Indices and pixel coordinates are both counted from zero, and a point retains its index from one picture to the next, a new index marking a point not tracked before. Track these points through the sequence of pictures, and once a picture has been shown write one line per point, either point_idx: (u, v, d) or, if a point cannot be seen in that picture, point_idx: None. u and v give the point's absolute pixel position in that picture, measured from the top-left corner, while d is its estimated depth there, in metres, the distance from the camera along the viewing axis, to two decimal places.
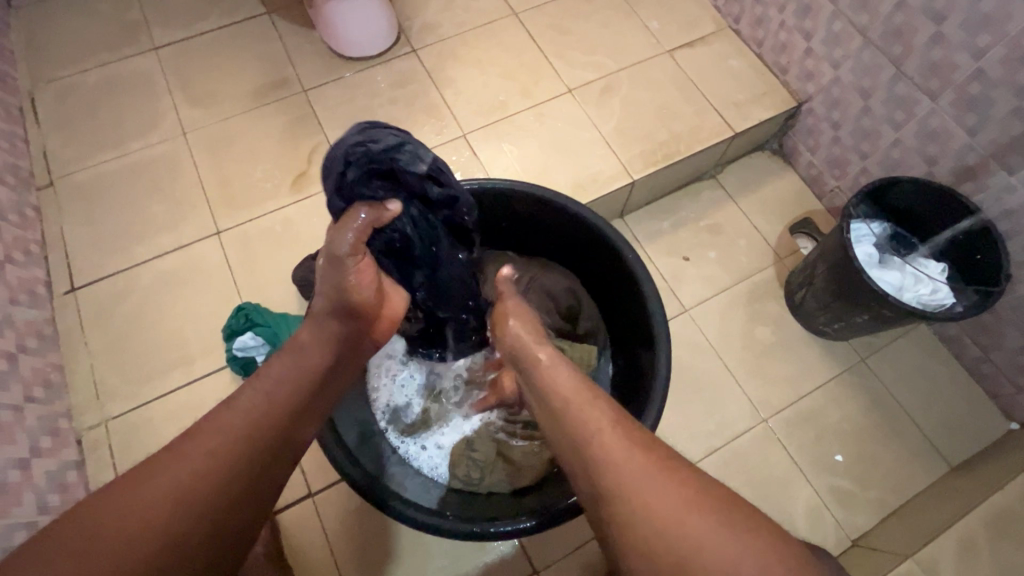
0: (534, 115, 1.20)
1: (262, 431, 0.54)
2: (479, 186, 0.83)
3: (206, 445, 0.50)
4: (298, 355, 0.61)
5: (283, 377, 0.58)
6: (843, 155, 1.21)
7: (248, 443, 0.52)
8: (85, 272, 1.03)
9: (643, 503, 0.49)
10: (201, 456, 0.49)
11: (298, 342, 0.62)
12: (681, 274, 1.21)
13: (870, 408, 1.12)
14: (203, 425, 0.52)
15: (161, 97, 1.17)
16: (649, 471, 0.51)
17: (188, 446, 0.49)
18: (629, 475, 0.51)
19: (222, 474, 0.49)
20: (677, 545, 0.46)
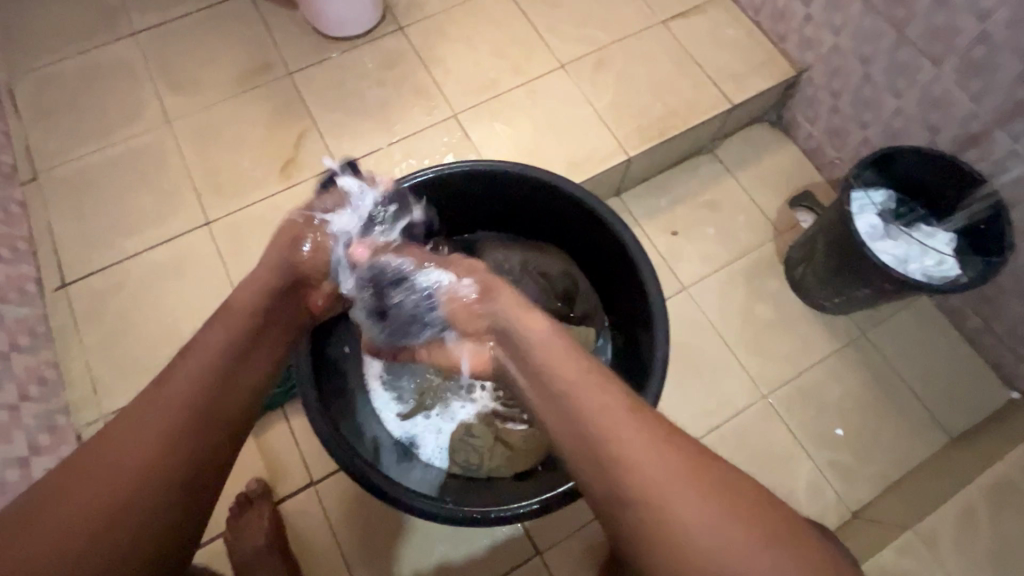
0: (526, 93, 1.17)
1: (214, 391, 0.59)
2: (471, 168, 0.82)
3: (162, 411, 0.56)
4: (230, 311, 0.63)
5: (218, 336, 0.62)
6: (843, 126, 1.18)
7: (181, 429, 0.56)
8: (74, 267, 1.01)
9: (676, 514, 0.51)
10: (160, 414, 0.56)
11: (229, 304, 0.64)
12: (680, 252, 1.20)
13: (870, 382, 1.11)
14: (123, 432, 0.54)
15: (143, 85, 1.14)
16: (676, 475, 0.52)
17: (151, 406, 0.56)
18: (659, 478, 0.52)
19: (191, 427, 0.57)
20: (707, 549, 0.49)
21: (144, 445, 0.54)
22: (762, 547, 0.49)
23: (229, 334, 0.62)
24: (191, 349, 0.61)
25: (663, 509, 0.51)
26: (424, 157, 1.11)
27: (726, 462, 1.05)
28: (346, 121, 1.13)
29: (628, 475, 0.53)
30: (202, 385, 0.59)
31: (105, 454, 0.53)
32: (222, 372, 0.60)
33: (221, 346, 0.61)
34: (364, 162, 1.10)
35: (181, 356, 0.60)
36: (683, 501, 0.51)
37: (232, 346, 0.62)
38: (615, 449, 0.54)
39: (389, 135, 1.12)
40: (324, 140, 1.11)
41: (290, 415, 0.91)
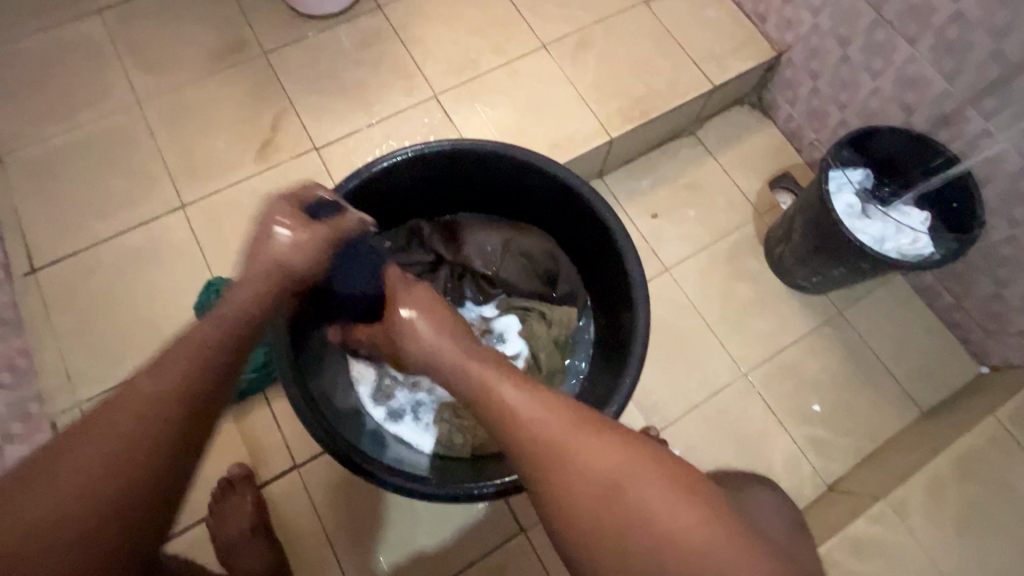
0: (508, 74, 1.15)
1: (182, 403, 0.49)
2: (449, 147, 0.79)
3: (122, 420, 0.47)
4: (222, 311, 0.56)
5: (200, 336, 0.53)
6: (822, 107, 1.19)
7: (136, 447, 0.46)
8: (43, 252, 0.98)
9: (574, 463, 0.49)
10: (121, 425, 0.47)
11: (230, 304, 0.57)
12: (661, 233, 1.20)
13: (846, 359, 1.14)
14: (76, 442, 0.46)
15: (111, 64, 1.10)
16: (571, 425, 0.51)
17: (112, 414, 0.47)
18: (555, 429, 0.51)
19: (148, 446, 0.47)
20: (608, 492, 0.47)
21: (86, 455, 0.45)
22: (668, 486, 0.47)
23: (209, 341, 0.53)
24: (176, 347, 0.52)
25: (558, 456, 0.49)
26: (404, 139, 1.10)
27: (708, 440, 1.07)
28: (324, 102, 1.10)
29: (524, 432, 0.51)
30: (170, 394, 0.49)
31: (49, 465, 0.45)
32: (195, 380, 0.51)
33: (199, 350, 0.52)
34: (343, 144, 1.09)
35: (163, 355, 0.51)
36: (581, 448, 0.49)
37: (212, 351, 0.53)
38: (507, 409, 0.53)
39: (368, 117, 1.10)
40: (302, 121, 1.09)
41: (272, 399, 0.91)
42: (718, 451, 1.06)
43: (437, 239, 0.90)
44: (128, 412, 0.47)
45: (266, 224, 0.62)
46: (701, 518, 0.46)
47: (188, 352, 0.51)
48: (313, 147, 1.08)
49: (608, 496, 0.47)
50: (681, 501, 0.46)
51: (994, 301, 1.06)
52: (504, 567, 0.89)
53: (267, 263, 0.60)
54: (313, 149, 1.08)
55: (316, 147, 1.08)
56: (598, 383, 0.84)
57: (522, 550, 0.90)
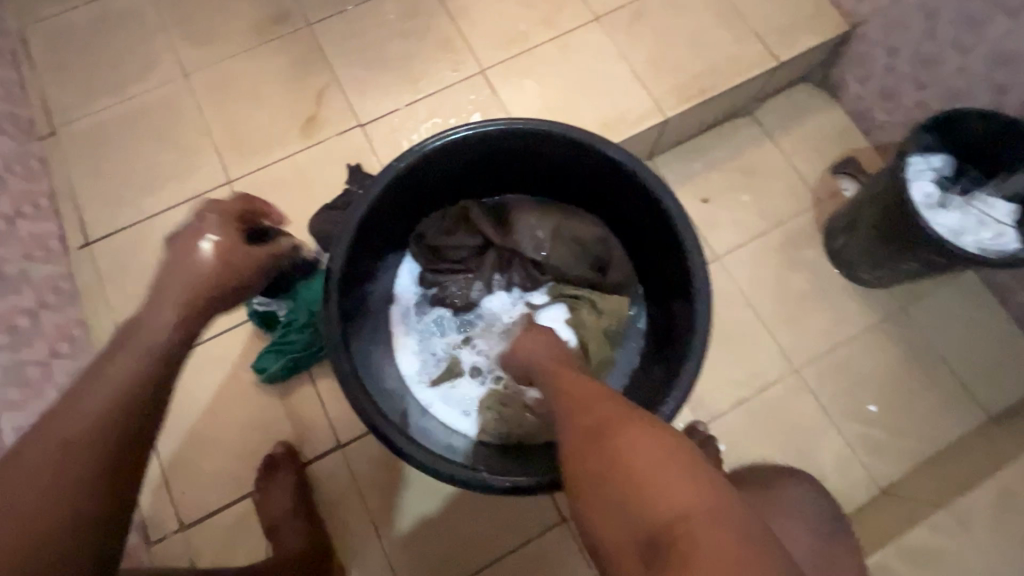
0: (558, 48, 1.10)
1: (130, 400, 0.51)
2: (506, 126, 0.76)
3: (65, 421, 0.49)
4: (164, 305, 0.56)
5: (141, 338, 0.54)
6: (897, 86, 1.10)
7: (88, 443, 0.49)
8: (96, 225, 0.99)
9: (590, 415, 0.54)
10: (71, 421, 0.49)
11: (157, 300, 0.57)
12: (713, 220, 1.15)
13: (907, 358, 1.08)
14: (31, 442, 0.48)
15: (158, 36, 1.09)
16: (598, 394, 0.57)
17: (61, 416, 0.49)
18: (585, 395, 0.57)
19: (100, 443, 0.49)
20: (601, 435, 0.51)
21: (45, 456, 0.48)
22: (662, 445, 0.47)
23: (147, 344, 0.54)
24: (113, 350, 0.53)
25: (581, 409, 0.56)
26: (450, 116, 1.07)
27: (755, 435, 1.03)
28: (368, 76, 1.08)
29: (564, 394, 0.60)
30: (122, 391, 0.51)
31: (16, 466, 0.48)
32: (139, 378, 0.52)
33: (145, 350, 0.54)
34: (387, 121, 1.06)
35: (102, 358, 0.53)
36: (600, 407, 0.54)
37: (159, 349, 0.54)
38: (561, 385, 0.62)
39: (414, 92, 1.07)
40: (346, 97, 1.07)
41: (317, 378, 0.91)
42: (766, 448, 1.03)
43: (486, 223, 0.87)
44: (60, 440, 0.48)
45: (194, 232, 0.61)
46: (678, 473, 0.45)
47: (136, 354, 0.53)
48: (358, 124, 1.05)
49: (603, 434, 0.50)
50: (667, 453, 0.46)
51: None
52: (544, 556, 0.88)
53: (181, 280, 0.58)
54: (357, 126, 1.05)
55: (360, 123, 1.06)
56: (648, 376, 0.81)
57: (564, 540, 0.88)
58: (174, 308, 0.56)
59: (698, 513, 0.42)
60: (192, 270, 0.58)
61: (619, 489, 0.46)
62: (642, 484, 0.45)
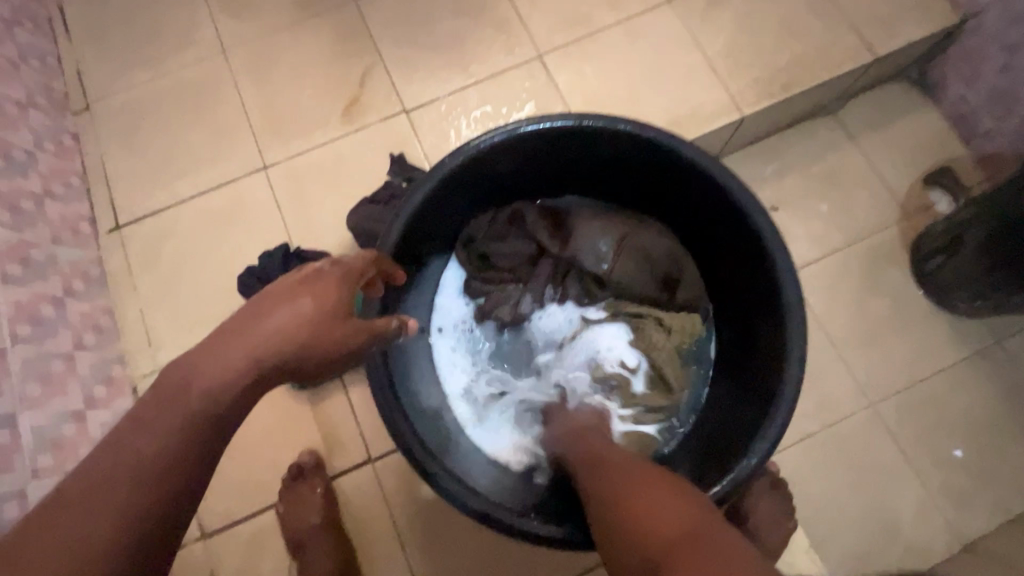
0: (625, 32, 0.99)
1: (181, 456, 0.42)
2: (573, 122, 0.68)
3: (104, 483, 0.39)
4: (225, 353, 0.45)
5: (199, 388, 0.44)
6: (1013, 89, 0.96)
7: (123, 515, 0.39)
8: (129, 209, 0.95)
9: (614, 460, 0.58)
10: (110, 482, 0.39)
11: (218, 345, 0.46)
12: (786, 231, 1.04)
13: (1001, 398, 0.96)
14: (54, 516, 0.38)
15: (198, 7, 1.03)
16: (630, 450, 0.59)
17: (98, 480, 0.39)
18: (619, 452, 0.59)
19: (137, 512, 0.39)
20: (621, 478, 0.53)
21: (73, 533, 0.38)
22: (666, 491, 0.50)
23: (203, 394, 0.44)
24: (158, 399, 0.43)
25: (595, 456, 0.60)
26: (502, 104, 0.98)
27: (822, 474, 0.93)
28: (417, 58, 0.99)
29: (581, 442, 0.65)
30: (172, 446, 0.42)
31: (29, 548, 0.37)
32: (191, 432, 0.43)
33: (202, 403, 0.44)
34: (434, 107, 0.98)
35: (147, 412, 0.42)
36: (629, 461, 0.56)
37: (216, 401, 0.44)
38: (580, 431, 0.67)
39: (464, 77, 0.98)
40: (392, 79, 0.99)
41: (350, 385, 0.85)
42: (833, 489, 0.93)
43: (541, 228, 0.79)
44: (72, 536, 0.37)
45: (303, 284, 0.50)
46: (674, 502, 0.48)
47: (190, 406, 0.43)
48: (403, 109, 0.97)
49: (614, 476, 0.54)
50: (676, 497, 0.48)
51: None
52: None
53: (259, 341, 0.46)
54: (402, 112, 0.97)
55: (406, 109, 0.97)
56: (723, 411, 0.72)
57: None
58: (241, 364, 0.45)
59: (706, 539, 0.42)
60: (277, 329, 0.47)
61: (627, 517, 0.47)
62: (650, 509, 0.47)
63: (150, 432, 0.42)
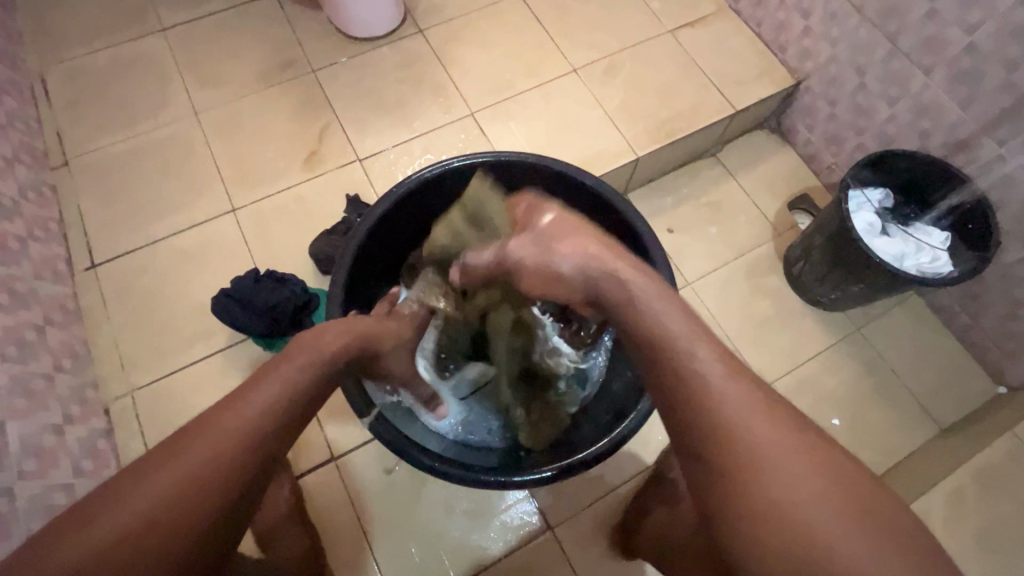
0: (540, 94, 1.22)
1: (253, 443, 0.54)
2: (495, 159, 0.86)
3: (200, 450, 0.52)
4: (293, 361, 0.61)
5: (269, 385, 0.58)
6: (839, 132, 1.24)
7: (206, 472, 0.51)
8: (104, 249, 1.04)
9: (751, 438, 0.50)
10: (208, 450, 0.52)
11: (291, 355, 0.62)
12: (684, 249, 1.25)
13: (865, 375, 1.16)
14: (162, 459, 0.51)
15: (173, 78, 1.19)
16: (755, 408, 0.51)
17: (195, 443, 0.52)
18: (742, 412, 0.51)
19: (216, 480, 0.51)
20: (750, 471, 0.49)
21: (164, 483, 0.50)
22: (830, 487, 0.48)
23: (278, 393, 0.58)
24: (249, 385, 0.58)
25: (711, 408, 0.51)
26: (442, 152, 1.16)
27: None
28: (368, 117, 1.18)
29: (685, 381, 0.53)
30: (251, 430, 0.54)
31: (139, 485, 0.49)
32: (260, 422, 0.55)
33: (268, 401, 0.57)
34: (384, 156, 1.15)
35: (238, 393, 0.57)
36: (763, 433, 0.50)
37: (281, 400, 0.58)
38: (682, 360, 0.53)
39: (409, 132, 1.17)
40: (346, 134, 1.16)
41: None
42: None
43: None
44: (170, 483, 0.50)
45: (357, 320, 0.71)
46: (838, 516, 0.47)
47: (264, 398, 0.57)
48: (356, 158, 1.14)
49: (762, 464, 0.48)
50: (823, 492, 0.47)
51: (1011, 321, 1.08)
52: (532, 565, 0.91)
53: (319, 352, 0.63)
54: (356, 160, 1.14)
55: (359, 158, 1.15)
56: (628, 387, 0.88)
57: (549, 548, 0.91)
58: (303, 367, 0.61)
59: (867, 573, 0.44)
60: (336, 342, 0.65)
61: (793, 540, 0.46)
62: (800, 526, 0.46)
63: (235, 417, 0.55)
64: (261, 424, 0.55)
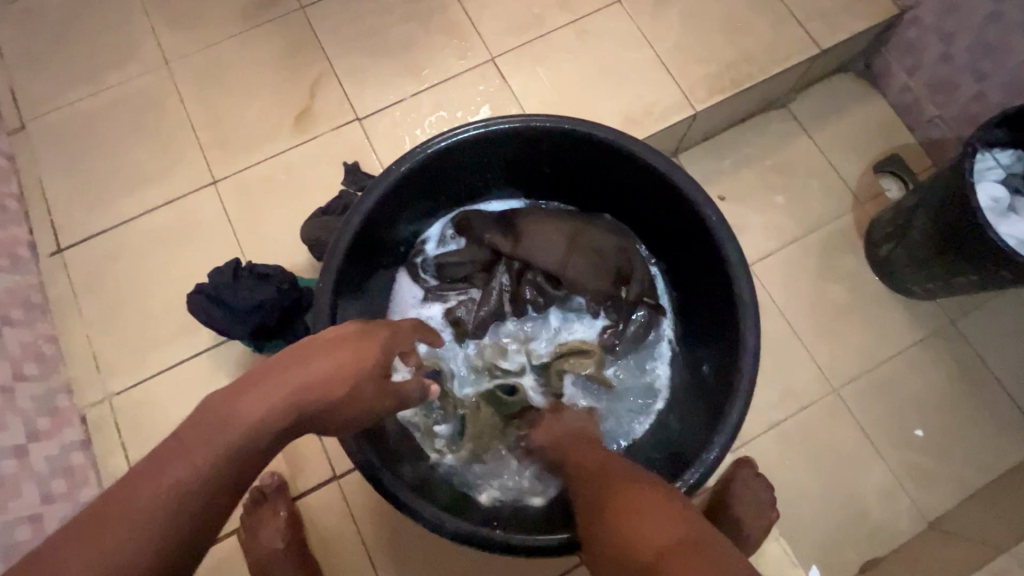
0: (576, 32, 1.00)
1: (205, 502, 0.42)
2: (518, 125, 0.69)
3: (134, 515, 0.39)
4: (260, 390, 0.46)
5: (224, 423, 0.44)
6: (953, 77, 0.99)
7: (136, 547, 0.39)
8: (71, 231, 0.91)
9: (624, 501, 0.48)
10: (145, 512, 0.40)
11: (266, 374, 0.47)
12: (744, 224, 1.05)
13: (957, 377, 0.98)
14: (88, 527, 0.39)
15: (138, 20, 1.00)
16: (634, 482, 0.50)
17: (127, 504, 0.40)
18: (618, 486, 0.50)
19: (148, 559, 0.39)
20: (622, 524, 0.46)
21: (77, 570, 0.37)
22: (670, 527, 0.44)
23: (242, 437, 0.44)
24: (204, 422, 0.44)
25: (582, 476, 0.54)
26: (457, 109, 0.97)
27: (788, 461, 0.94)
28: (368, 65, 0.98)
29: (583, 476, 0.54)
30: (198, 489, 0.42)
31: (54, 565, 0.38)
32: (217, 473, 0.43)
33: (226, 446, 0.43)
34: (387, 114, 0.96)
35: (188, 435, 0.43)
36: (660, 531, 0.44)
37: (245, 445, 0.44)
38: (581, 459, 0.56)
39: (417, 83, 0.97)
40: (343, 88, 0.97)
41: None
42: (800, 476, 0.94)
43: (491, 232, 0.79)
44: (87, 566, 0.38)
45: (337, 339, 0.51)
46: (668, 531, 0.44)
47: (215, 445, 0.43)
48: (355, 117, 0.96)
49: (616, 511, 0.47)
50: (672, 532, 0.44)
51: None
52: None
53: (299, 381, 0.47)
54: (355, 120, 0.96)
55: (359, 117, 0.96)
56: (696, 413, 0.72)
57: None
58: (267, 404, 0.45)
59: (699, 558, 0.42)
60: (316, 372, 0.48)
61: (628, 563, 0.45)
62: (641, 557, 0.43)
63: (181, 470, 0.42)
64: (215, 479, 0.42)
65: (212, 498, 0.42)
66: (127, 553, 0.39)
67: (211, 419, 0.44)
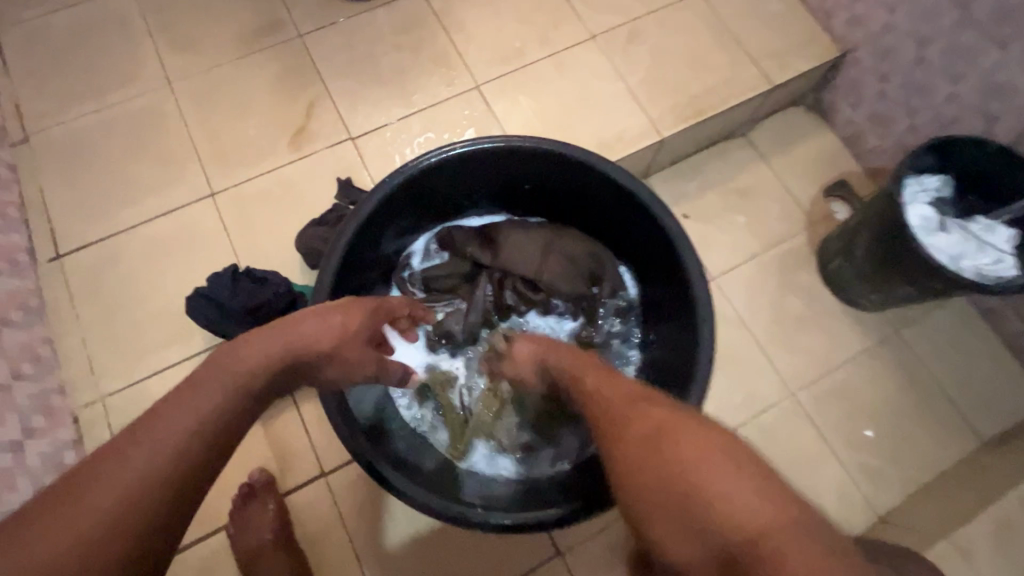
0: (554, 64, 1.09)
1: (221, 429, 0.49)
2: (501, 144, 0.76)
3: (159, 439, 0.46)
4: (261, 342, 0.55)
5: (232, 367, 0.52)
6: (889, 112, 1.11)
7: (160, 465, 0.45)
8: (70, 238, 0.94)
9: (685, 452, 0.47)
10: (168, 437, 0.46)
11: (265, 333, 0.56)
12: (708, 241, 1.14)
13: (903, 382, 1.07)
14: (114, 454, 0.45)
15: (142, 43, 1.06)
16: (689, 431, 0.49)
17: (151, 431, 0.46)
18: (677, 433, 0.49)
19: (172, 474, 0.46)
20: (682, 483, 0.45)
21: (109, 484, 0.43)
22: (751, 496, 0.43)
23: (250, 375, 0.52)
24: (213, 369, 0.51)
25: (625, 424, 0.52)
26: (444, 131, 1.04)
27: None
28: (361, 89, 1.05)
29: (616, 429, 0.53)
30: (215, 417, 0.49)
31: (84, 486, 0.43)
32: (229, 407, 0.50)
33: (236, 384, 0.51)
34: (378, 134, 1.03)
35: (201, 379, 0.50)
36: (739, 493, 0.43)
37: (251, 383, 0.53)
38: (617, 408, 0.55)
39: (407, 106, 1.05)
40: (338, 110, 1.04)
41: (301, 402, 0.86)
42: None
43: (472, 246, 0.86)
44: (118, 480, 0.44)
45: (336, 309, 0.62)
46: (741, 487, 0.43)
47: (227, 382, 0.51)
48: (348, 137, 1.03)
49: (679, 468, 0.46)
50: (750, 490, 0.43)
51: None
52: None
53: (296, 336, 0.56)
54: (348, 139, 1.02)
55: (352, 136, 1.03)
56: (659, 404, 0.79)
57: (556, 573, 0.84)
58: (272, 351, 0.54)
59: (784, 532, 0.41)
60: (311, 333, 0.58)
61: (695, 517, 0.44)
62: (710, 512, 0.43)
63: (198, 403, 0.49)
64: (228, 410, 0.50)
65: (224, 427, 0.50)
66: (154, 466, 0.45)
67: (218, 368, 0.52)
